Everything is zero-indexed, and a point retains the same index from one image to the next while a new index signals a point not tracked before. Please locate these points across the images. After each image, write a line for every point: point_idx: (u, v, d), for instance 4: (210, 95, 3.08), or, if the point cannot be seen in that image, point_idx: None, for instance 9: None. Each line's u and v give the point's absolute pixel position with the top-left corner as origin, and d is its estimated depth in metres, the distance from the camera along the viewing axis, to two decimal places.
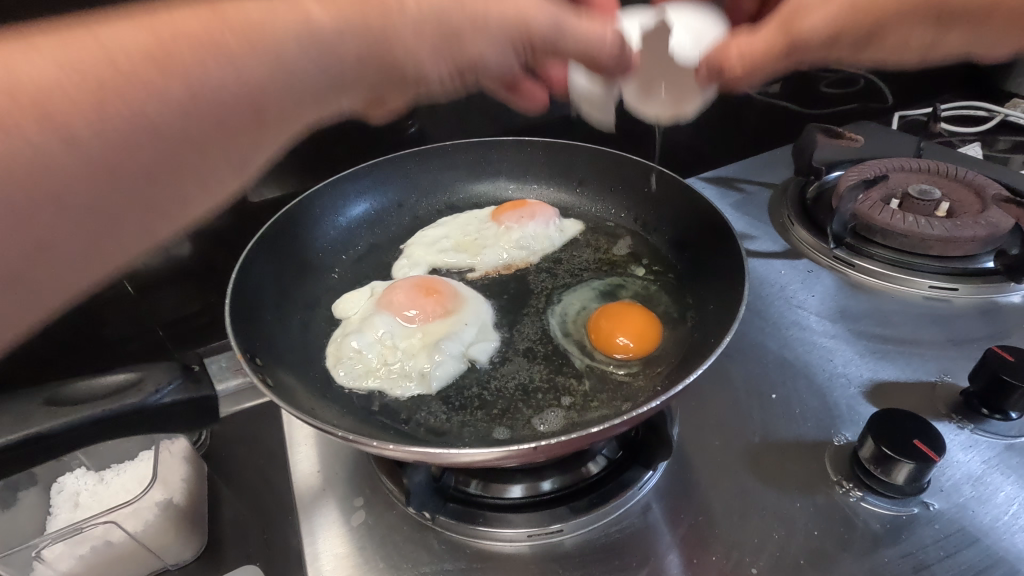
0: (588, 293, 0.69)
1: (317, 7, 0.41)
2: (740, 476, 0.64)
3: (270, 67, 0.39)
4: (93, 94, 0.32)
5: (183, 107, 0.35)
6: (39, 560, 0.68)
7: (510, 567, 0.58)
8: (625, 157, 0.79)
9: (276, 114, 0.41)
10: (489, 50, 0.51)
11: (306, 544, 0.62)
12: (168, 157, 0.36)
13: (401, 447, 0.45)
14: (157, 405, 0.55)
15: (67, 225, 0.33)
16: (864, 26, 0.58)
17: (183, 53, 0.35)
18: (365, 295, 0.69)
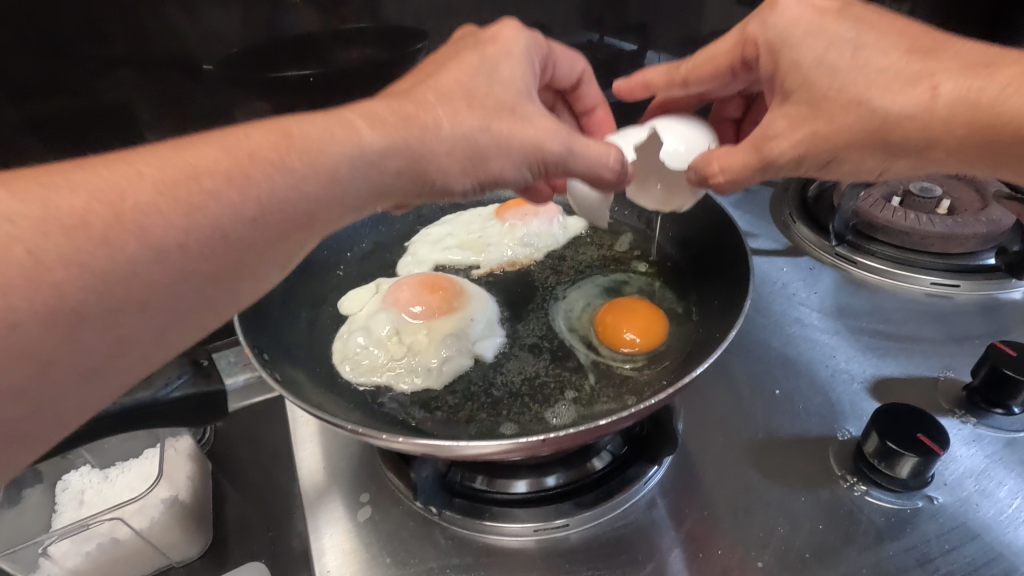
0: (593, 290, 0.69)
1: (367, 127, 0.44)
2: (744, 471, 0.64)
3: (328, 185, 0.41)
4: (179, 207, 0.35)
5: (253, 219, 0.38)
6: (46, 556, 0.68)
7: (516, 562, 0.59)
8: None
9: (325, 220, 0.42)
10: (508, 167, 0.51)
11: (313, 540, 0.62)
12: (234, 262, 0.38)
13: (409, 441, 0.46)
14: (166, 399, 0.56)
15: (147, 324, 0.36)
16: (822, 153, 0.53)
17: (256, 173, 0.38)
18: (370, 292, 0.70)
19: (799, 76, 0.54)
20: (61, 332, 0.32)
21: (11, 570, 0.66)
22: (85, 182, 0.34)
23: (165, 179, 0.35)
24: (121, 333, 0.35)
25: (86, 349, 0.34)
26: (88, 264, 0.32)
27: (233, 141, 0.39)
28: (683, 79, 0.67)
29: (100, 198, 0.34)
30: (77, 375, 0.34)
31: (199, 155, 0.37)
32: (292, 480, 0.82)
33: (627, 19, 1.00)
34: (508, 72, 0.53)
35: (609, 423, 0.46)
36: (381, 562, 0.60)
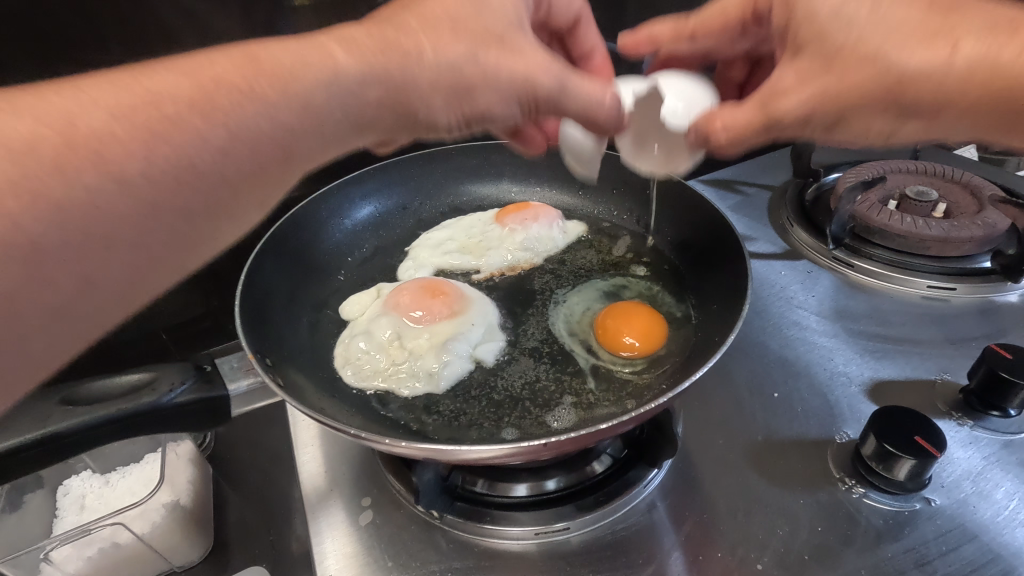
0: (593, 294, 0.69)
1: (342, 53, 0.44)
2: (744, 474, 0.65)
3: (299, 112, 0.42)
4: (142, 135, 0.35)
5: (221, 148, 0.38)
6: (47, 561, 0.68)
7: (517, 565, 0.59)
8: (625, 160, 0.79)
9: (301, 153, 0.43)
10: (495, 102, 0.52)
11: (314, 543, 0.63)
12: (206, 197, 0.39)
13: (411, 444, 0.46)
14: (170, 406, 0.56)
15: (116, 258, 0.36)
16: (832, 110, 0.54)
17: (223, 100, 0.38)
18: (372, 297, 0.70)
19: (812, 28, 0.54)
20: (27, 267, 0.32)
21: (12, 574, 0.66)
22: (36, 107, 0.33)
23: (123, 102, 0.35)
24: (90, 269, 0.35)
25: (58, 285, 0.34)
26: (48, 196, 0.32)
27: (196, 63, 0.38)
28: (691, 34, 0.70)
29: (49, 123, 0.33)
30: (46, 311, 0.34)
31: (160, 81, 0.37)
32: (293, 485, 0.82)
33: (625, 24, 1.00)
34: (494, 6, 0.53)
35: (609, 427, 0.47)
36: (382, 566, 0.60)
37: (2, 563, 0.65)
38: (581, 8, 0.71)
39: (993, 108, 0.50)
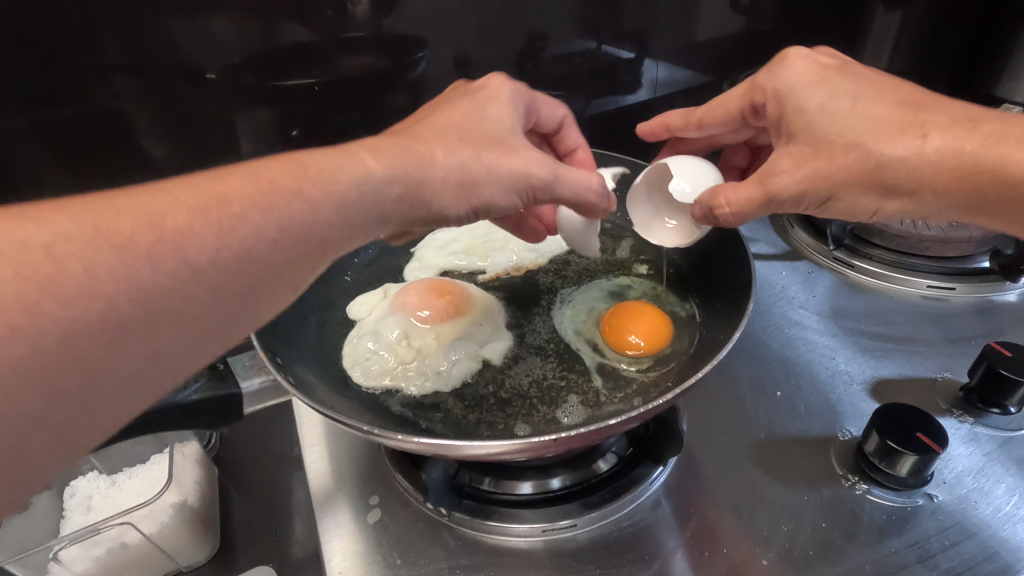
0: (597, 294, 0.70)
1: (372, 159, 0.46)
2: (747, 471, 0.66)
3: (341, 212, 0.43)
4: (214, 227, 0.37)
5: (274, 239, 0.40)
6: (56, 561, 0.68)
7: (524, 562, 0.60)
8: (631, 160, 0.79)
9: (337, 246, 0.44)
10: (497, 193, 0.52)
11: (322, 541, 0.63)
12: (258, 283, 0.40)
13: (424, 440, 0.47)
14: (185, 403, 0.57)
15: (179, 338, 0.37)
16: (823, 191, 0.54)
17: (277, 199, 0.40)
18: (379, 297, 0.70)
19: (803, 121, 0.55)
20: (109, 341, 0.34)
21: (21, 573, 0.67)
22: (129, 206, 0.36)
23: (197, 202, 0.38)
24: (157, 345, 0.36)
25: (128, 358, 0.35)
26: (139, 283, 0.34)
27: (258, 170, 0.41)
28: (698, 121, 0.70)
29: (142, 221, 0.36)
30: (117, 383, 0.35)
31: (228, 182, 0.40)
32: (297, 485, 0.83)
33: (625, 28, 1.00)
34: (495, 114, 0.58)
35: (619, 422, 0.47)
36: (390, 564, 0.60)
37: (11, 562, 0.66)
38: (564, 113, 0.72)
39: (971, 184, 0.51)
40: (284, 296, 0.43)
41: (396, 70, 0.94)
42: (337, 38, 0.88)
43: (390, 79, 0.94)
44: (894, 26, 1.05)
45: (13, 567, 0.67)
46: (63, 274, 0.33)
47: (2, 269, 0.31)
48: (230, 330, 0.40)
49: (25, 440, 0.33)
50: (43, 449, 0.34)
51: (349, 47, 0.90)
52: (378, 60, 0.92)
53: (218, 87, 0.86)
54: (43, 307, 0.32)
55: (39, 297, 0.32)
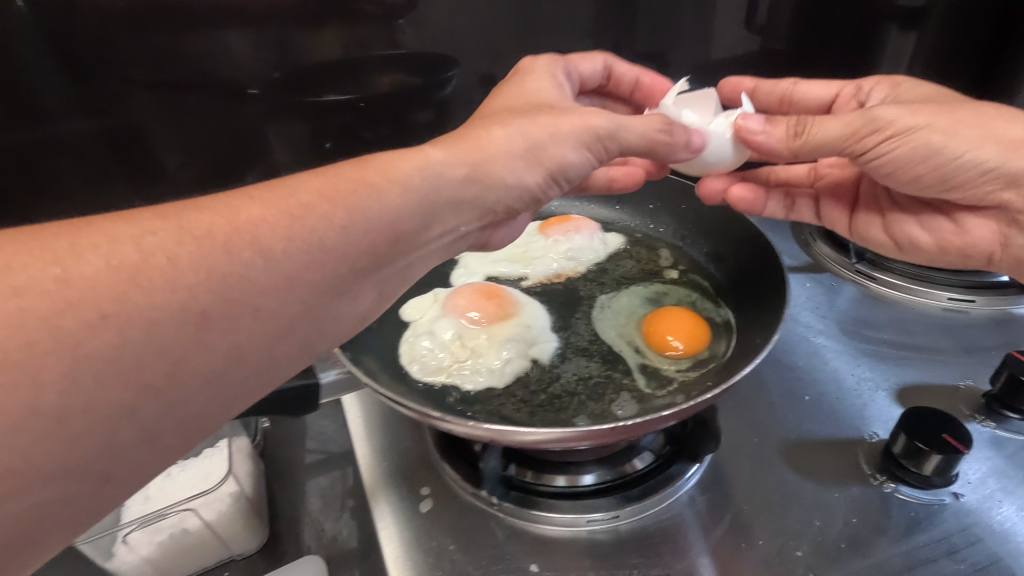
0: (637, 300, 0.74)
1: (432, 150, 0.52)
2: (779, 470, 0.69)
3: (408, 198, 0.49)
4: (286, 222, 0.42)
5: (343, 227, 0.45)
6: (124, 543, 0.74)
7: (570, 550, 0.63)
8: (661, 175, 0.84)
9: (406, 245, 0.49)
10: (568, 152, 0.58)
11: (379, 528, 0.67)
12: (332, 278, 0.44)
13: (491, 428, 0.51)
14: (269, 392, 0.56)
15: (258, 332, 0.40)
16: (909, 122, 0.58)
17: (349, 193, 0.46)
18: (429, 300, 0.74)
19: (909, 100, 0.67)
20: (194, 333, 0.37)
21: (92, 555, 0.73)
22: (212, 209, 0.41)
23: (272, 201, 0.43)
24: (237, 337, 0.39)
25: (213, 349, 0.38)
26: (216, 271, 0.38)
27: (328, 174, 0.47)
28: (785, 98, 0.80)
29: (222, 219, 0.41)
30: (200, 378, 0.38)
31: (303, 188, 0.45)
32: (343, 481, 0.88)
33: (643, 48, 1.05)
34: (530, 85, 0.64)
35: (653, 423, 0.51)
36: (444, 551, 0.64)
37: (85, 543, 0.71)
38: (604, 59, 0.77)
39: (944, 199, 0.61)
40: (359, 298, 0.47)
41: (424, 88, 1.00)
42: (369, 57, 0.94)
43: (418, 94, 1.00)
44: (908, 45, 1.08)
45: (84, 546, 0.73)
46: (150, 264, 0.37)
47: (97, 262, 0.36)
48: (306, 327, 0.43)
49: (116, 436, 0.35)
50: (133, 445, 0.36)
51: (381, 65, 0.96)
52: (409, 77, 0.98)
53: (257, 100, 0.92)
54: (133, 296, 0.36)
55: (129, 287, 0.36)
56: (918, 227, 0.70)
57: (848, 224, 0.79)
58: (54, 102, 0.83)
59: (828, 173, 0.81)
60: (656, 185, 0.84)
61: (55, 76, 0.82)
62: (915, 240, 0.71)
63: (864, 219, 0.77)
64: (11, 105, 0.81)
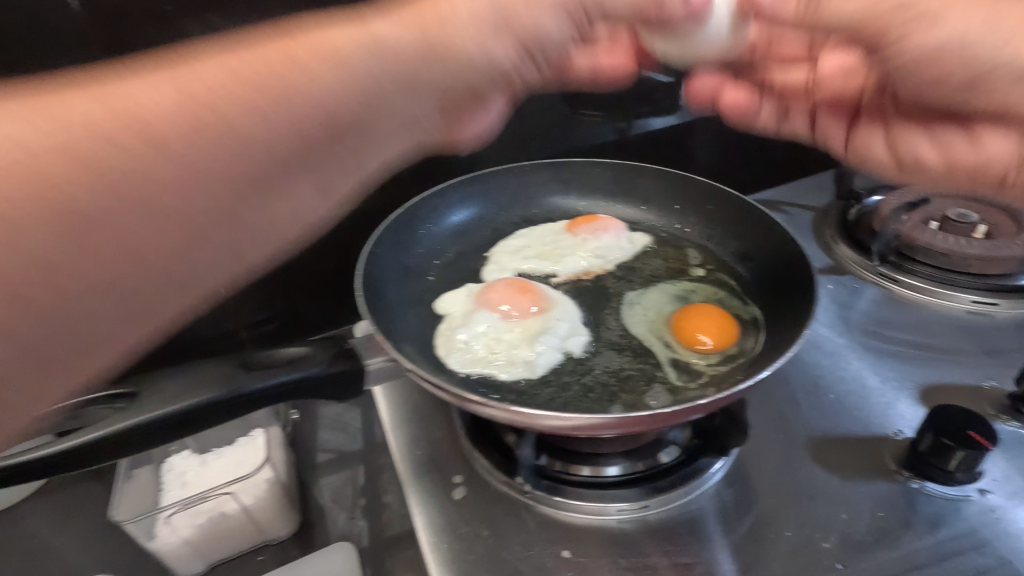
0: (664, 297, 0.75)
1: (375, 22, 0.43)
2: (805, 465, 0.70)
3: (344, 76, 0.40)
4: (188, 109, 0.34)
5: (262, 111, 0.36)
6: (168, 524, 0.77)
7: (600, 538, 0.65)
8: (687, 177, 0.86)
9: (349, 136, 0.41)
10: (541, 16, 0.53)
11: (414, 514, 0.69)
12: (255, 177, 0.37)
13: (531, 414, 0.53)
14: (321, 376, 0.56)
15: (159, 233, 0.34)
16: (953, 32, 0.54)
17: (269, 69, 0.37)
18: (462, 295, 0.76)
19: None
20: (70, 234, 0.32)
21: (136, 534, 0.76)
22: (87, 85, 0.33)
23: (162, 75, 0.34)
24: (134, 240, 0.33)
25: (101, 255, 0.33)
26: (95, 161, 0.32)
27: (242, 40, 0.38)
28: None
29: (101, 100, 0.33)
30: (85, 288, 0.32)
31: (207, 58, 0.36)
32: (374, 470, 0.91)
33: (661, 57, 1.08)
34: None
35: (682, 412, 0.53)
36: (478, 537, 0.66)
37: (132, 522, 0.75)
38: None
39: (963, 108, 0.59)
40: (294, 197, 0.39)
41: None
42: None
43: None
44: None
45: (130, 529, 0.76)
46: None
47: None
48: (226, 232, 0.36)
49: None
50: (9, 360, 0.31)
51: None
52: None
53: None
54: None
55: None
56: (916, 141, 0.71)
57: (844, 140, 0.81)
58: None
59: (831, 75, 0.76)
60: (681, 186, 0.86)
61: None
62: (912, 156, 0.72)
63: (862, 134, 0.78)
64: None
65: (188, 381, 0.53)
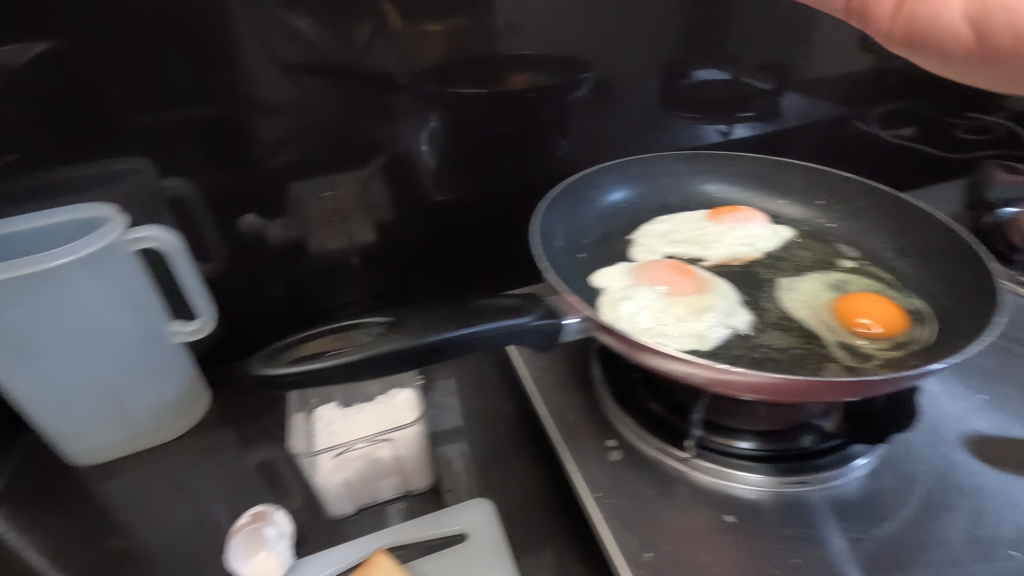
0: (819, 284, 0.77)
1: None
2: (964, 458, 0.73)
3: None
4: None
5: None
6: (338, 461, 0.85)
7: (758, 508, 0.68)
8: (830, 171, 0.88)
9: None
10: None
11: (573, 470, 0.73)
12: None
13: (734, 370, 0.57)
14: (529, 328, 0.59)
15: None
16: None
17: None
18: (618, 271, 0.79)
19: None
20: None
21: (313, 464, 0.85)
22: None
23: None
24: None
25: None
26: None
27: None
28: None
29: None
30: None
31: None
32: (501, 437, 0.99)
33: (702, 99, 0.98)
34: None
35: (834, 394, 0.58)
36: (641, 494, 0.70)
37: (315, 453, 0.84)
38: None
39: None
40: None
41: (558, 88, 1.11)
42: (505, 57, 1.05)
43: (550, 95, 1.12)
44: None
45: (316, 461, 0.85)
46: None
47: None
48: None
49: None
50: None
51: (514, 65, 1.07)
52: (537, 78, 1.09)
53: (403, 90, 1.02)
54: None
55: None
56: (1014, 4, 0.57)
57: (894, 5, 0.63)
58: (206, 85, 0.92)
59: None
60: (828, 181, 0.88)
61: (205, 64, 0.91)
62: (1003, 35, 0.58)
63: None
64: (179, 85, 0.91)
65: (418, 323, 0.59)
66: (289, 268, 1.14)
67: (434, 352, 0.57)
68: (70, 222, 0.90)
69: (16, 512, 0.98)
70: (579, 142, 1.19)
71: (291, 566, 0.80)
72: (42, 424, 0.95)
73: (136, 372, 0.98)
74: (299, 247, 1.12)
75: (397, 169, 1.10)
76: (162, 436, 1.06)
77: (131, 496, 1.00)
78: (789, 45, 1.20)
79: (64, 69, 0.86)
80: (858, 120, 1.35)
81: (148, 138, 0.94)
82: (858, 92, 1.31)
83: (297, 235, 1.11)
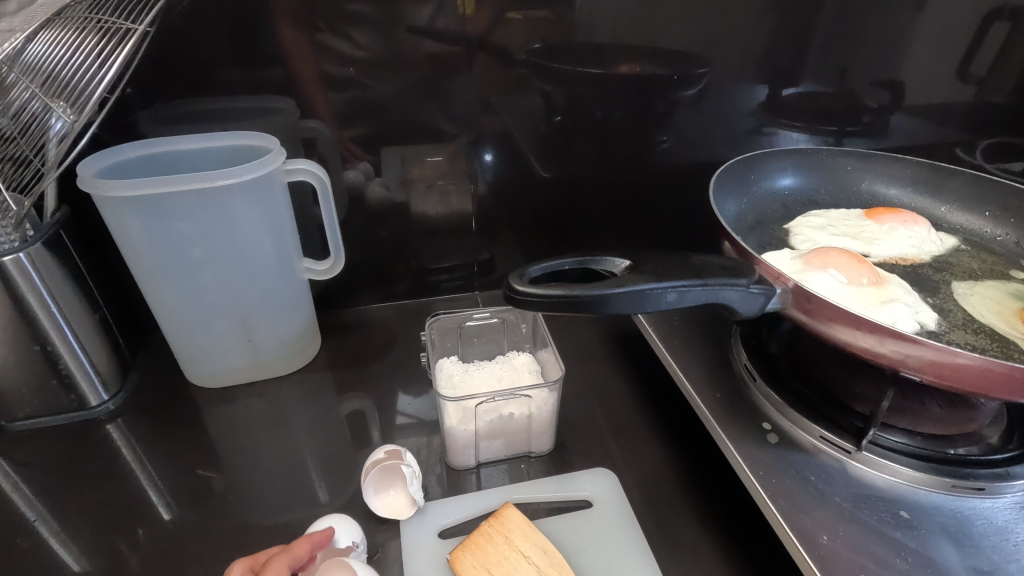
0: (998, 290, 0.81)
1: None
2: None
3: None
4: None
5: None
6: (477, 412, 0.85)
7: (927, 507, 0.67)
8: (994, 186, 0.96)
9: None
10: None
11: (732, 449, 0.73)
12: None
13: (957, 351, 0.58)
14: (748, 293, 0.64)
15: None
16: None
17: None
18: (787, 256, 0.81)
19: None
20: None
21: (446, 410, 0.84)
22: None
23: None
24: None
25: None
26: None
27: None
28: None
29: None
30: None
31: None
32: (608, 413, 0.98)
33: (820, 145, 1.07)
34: None
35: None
36: (806, 479, 0.70)
37: (452, 399, 0.83)
38: None
39: None
40: None
41: (672, 80, 1.10)
42: (623, 44, 1.05)
43: (661, 87, 1.10)
44: None
45: (446, 405, 0.84)
46: None
47: None
48: None
49: None
50: None
51: (633, 52, 1.06)
52: (651, 68, 1.08)
53: (522, 66, 1.03)
54: None
55: None
56: None
57: None
58: (342, 38, 0.94)
59: None
60: (986, 189, 0.97)
61: (343, 18, 0.93)
62: None
63: None
64: (316, 35, 0.93)
65: (645, 273, 0.61)
66: (400, 225, 1.15)
67: (662, 299, 0.60)
68: (234, 146, 0.93)
69: (133, 425, 0.98)
70: (684, 139, 1.17)
71: (420, 510, 0.82)
72: (187, 341, 1.00)
73: (284, 305, 1.02)
74: (416, 205, 1.14)
75: (517, 140, 1.10)
76: (278, 369, 1.08)
77: (244, 423, 1.00)
78: (907, 60, 1.15)
79: (217, 8, 0.88)
80: (961, 149, 1.27)
81: (294, 79, 0.96)
82: (983, 119, 1.24)
83: (415, 193, 1.12)
